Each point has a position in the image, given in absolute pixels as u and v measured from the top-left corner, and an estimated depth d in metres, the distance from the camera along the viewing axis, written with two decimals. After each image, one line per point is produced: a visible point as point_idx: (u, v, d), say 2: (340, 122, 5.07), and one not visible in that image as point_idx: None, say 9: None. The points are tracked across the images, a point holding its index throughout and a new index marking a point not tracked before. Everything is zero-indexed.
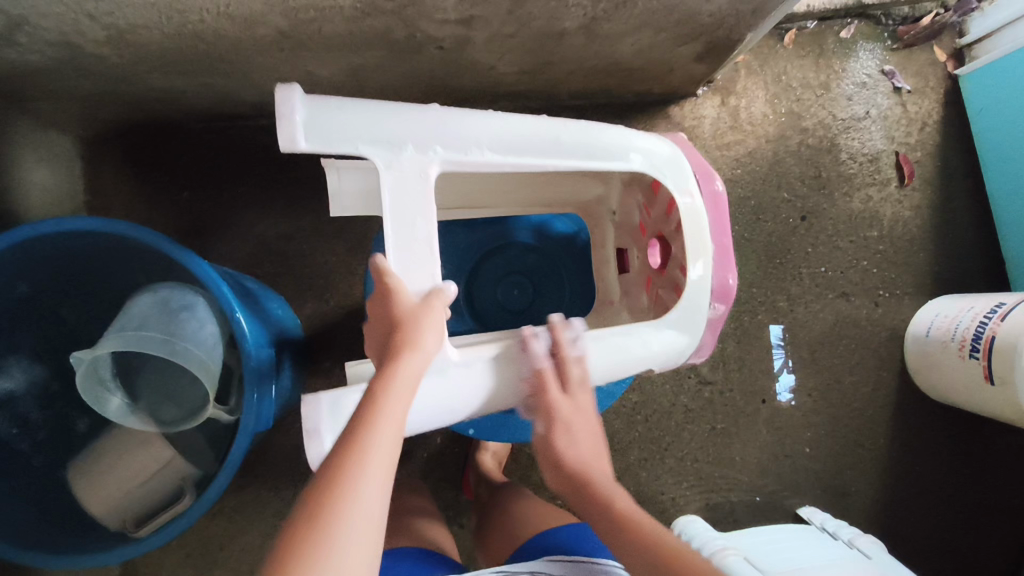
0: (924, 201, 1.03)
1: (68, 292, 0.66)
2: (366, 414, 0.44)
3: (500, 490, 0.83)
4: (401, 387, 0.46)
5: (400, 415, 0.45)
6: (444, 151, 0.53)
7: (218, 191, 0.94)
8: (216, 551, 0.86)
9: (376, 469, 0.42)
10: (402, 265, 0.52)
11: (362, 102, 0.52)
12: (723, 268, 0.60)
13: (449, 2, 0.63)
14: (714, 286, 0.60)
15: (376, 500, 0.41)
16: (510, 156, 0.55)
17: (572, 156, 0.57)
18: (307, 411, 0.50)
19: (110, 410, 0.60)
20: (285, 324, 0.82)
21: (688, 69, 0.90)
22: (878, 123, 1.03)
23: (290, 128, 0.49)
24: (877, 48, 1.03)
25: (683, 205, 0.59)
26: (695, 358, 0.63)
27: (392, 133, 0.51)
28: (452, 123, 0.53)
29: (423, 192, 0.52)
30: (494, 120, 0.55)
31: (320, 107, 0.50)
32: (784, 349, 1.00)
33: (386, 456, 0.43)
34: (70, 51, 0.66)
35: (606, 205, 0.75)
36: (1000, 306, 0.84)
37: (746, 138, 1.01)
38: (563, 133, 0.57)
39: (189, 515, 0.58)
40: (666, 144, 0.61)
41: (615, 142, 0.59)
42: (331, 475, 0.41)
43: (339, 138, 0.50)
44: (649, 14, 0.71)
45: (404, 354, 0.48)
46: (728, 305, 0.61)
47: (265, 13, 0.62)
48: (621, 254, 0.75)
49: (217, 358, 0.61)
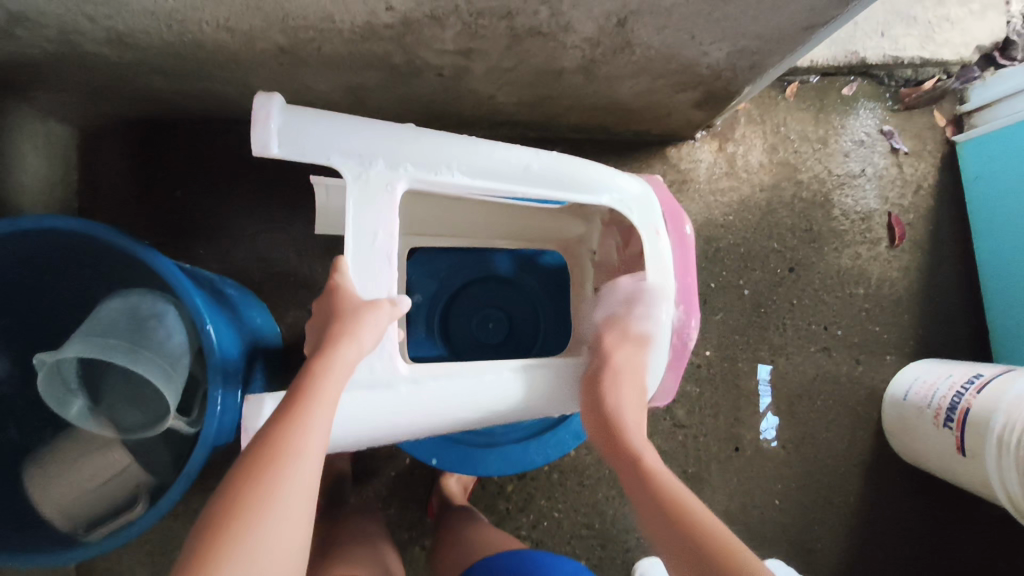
0: (912, 262, 1.03)
1: (46, 284, 0.67)
2: (296, 402, 0.44)
3: (461, 515, 0.83)
4: (335, 378, 0.46)
5: (332, 403, 0.45)
6: (416, 170, 0.53)
7: (210, 194, 0.94)
8: (174, 553, 0.85)
9: (301, 474, 0.41)
10: (360, 276, 0.51)
11: (341, 114, 0.51)
12: (688, 311, 0.60)
13: (448, 34, 0.64)
14: (677, 327, 0.61)
15: (306, 487, 0.41)
16: (483, 182, 0.56)
17: (543, 185, 0.57)
18: (249, 410, 0.51)
19: (71, 414, 0.60)
20: (262, 333, 0.82)
21: (687, 114, 0.90)
22: (873, 181, 1.03)
23: (264, 134, 0.48)
24: (877, 107, 1.04)
25: (651, 245, 0.60)
26: (660, 395, 0.64)
27: (366, 149, 0.51)
28: (426, 144, 0.53)
29: (389, 207, 0.52)
30: (469, 145, 0.55)
31: (298, 118, 0.50)
32: (770, 389, 1.00)
33: (313, 445, 0.43)
34: (70, 48, 0.66)
35: (586, 244, 0.75)
36: (978, 378, 0.83)
37: (741, 185, 1.01)
38: (536, 161, 0.57)
39: (141, 524, 0.57)
40: (639, 182, 0.61)
41: (593, 177, 0.59)
42: (256, 460, 0.41)
43: (312, 150, 0.50)
44: (648, 61, 0.71)
45: (339, 344, 0.47)
46: (689, 342, 0.61)
47: (265, 29, 0.63)
48: (599, 294, 0.74)
49: (179, 367, 0.62)
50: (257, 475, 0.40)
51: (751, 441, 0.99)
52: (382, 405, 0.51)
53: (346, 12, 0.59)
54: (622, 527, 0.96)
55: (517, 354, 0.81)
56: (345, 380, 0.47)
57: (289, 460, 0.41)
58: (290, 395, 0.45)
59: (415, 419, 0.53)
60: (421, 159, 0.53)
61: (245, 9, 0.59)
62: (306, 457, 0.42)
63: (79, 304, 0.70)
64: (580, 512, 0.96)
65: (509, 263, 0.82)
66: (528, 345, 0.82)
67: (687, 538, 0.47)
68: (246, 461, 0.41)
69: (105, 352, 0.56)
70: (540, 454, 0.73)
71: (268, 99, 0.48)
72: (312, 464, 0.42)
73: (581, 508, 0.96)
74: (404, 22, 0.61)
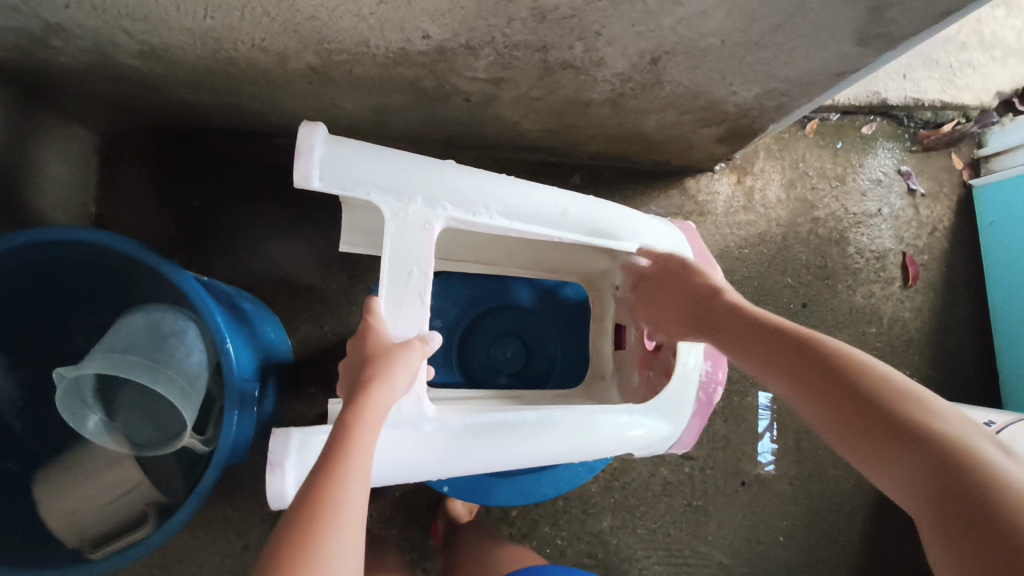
0: (926, 304, 1.03)
1: (61, 290, 0.67)
2: (333, 455, 0.42)
3: (466, 540, 0.82)
4: (369, 426, 0.45)
5: (369, 452, 0.44)
6: (454, 210, 0.54)
7: (228, 204, 0.94)
8: (173, 564, 0.84)
9: (348, 530, 0.39)
10: (391, 313, 0.52)
11: (383, 148, 0.52)
12: (715, 364, 0.65)
13: (481, 63, 0.64)
14: (704, 378, 0.64)
15: (351, 545, 0.39)
16: (520, 225, 0.57)
17: (577, 230, 0.59)
18: (274, 444, 0.50)
19: (88, 430, 0.59)
20: (275, 348, 0.82)
21: (708, 148, 0.90)
22: (889, 222, 1.04)
23: (307, 167, 0.49)
24: (896, 148, 1.05)
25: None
26: (679, 445, 0.66)
27: (405, 183, 0.52)
28: (465, 185, 0.55)
29: (424, 242, 0.53)
30: (509, 188, 0.56)
31: (340, 151, 0.50)
32: (770, 412, 1.00)
33: (356, 497, 0.41)
34: (102, 58, 0.65)
35: (609, 279, 0.76)
36: (990, 425, 0.83)
37: (758, 220, 1.01)
38: (571, 208, 0.59)
39: (148, 544, 0.57)
40: (672, 230, 0.67)
41: (626, 225, 0.62)
42: (299, 524, 0.38)
43: (353, 183, 0.50)
44: (676, 97, 0.71)
45: (372, 387, 0.46)
46: (715, 394, 0.64)
47: (299, 51, 0.63)
48: (619, 330, 0.76)
49: (197, 387, 0.62)
50: (303, 539, 0.37)
51: (759, 475, 0.99)
52: (407, 444, 0.52)
53: (383, 38, 0.59)
54: (624, 558, 0.96)
55: (534, 385, 0.82)
56: (380, 424, 0.46)
57: (334, 518, 0.39)
58: (325, 448, 0.43)
59: (437, 457, 0.53)
60: (459, 198, 0.54)
61: (281, 31, 0.58)
62: (349, 511, 0.40)
63: (98, 314, 0.70)
64: (583, 540, 0.95)
65: (529, 292, 0.83)
66: (543, 377, 0.82)
67: (793, 355, 0.49)
68: (293, 521, 0.38)
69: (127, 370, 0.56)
70: (556, 485, 0.73)
71: (312, 130, 0.49)
72: (356, 519, 0.40)
73: (584, 536, 0.95)
74: (438, 50, 0.61)
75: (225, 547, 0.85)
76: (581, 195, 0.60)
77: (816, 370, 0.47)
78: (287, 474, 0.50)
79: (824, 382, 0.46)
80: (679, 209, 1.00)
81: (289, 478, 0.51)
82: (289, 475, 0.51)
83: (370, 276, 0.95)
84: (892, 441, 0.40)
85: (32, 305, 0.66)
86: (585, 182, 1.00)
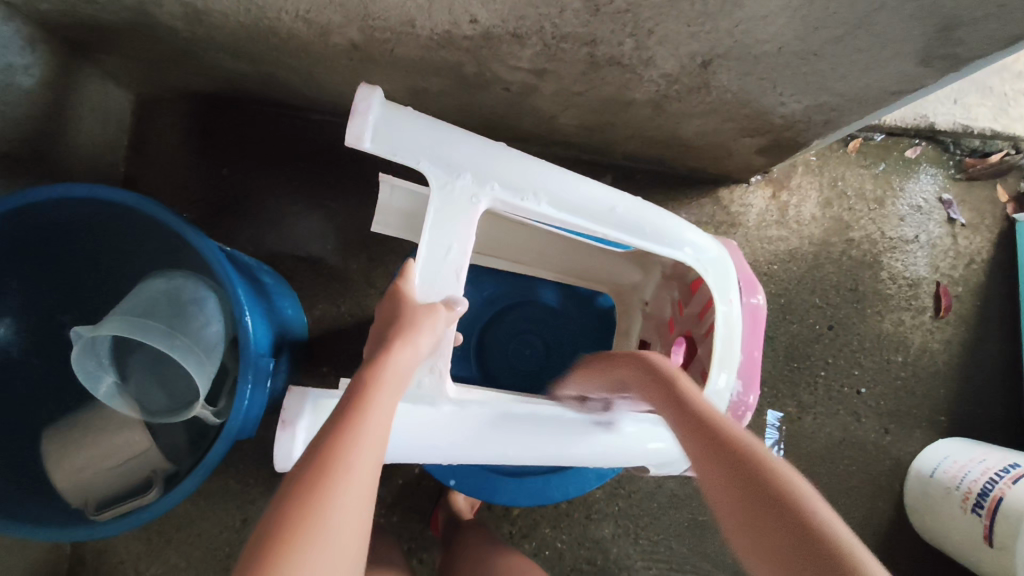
0: (955, 337, 1.00)
1: (79, 241, 0.66)
2: (352, 408, 0.42)
3: (467, 535, 0.81)
4: (387, 388, 0.44)
5: (387, 411, 0.43)
6: (502, 191, 0.53)
7: (255, 175, 0.93)
8: (171, 531, 0.84)
9: (355, 491, 0.37)
10: (424, 283, 0.52)
11: (437, 120, 0.51)
12: (748, 385, 0.61)
13: (526, 53, 0.62)
14: (735, 399, 0.61)
15: (363, 496, 0.38)
16: (567, 216, 0.55)
17: (619, 229, 0.57)
18: (290, 401, 0.50)
19: (100, 393, 0.59)
20: (291, 324, 0.81)
21: (747, 159, 0.88)
22: (925, 249, 1.01)
23: (360, 127, 0.48)
24: (939, 174, 1.02)
25: (724, 312, 0.60)
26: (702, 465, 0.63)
27: (454, 158, 0.51)
28: (515, 167, 0.53)
29: (467, 220, 0.52)
30: (559, 176, 0.55)
31: (395, 115, 0.49)
32: (777, 432, 0.96)
33: (367, 458, 0.39)
34: (143, 18, 0.65)
35: (641, 294, 0.76)
36: (1015, 467, 0.80)
37: (790, 236, 0.99)
38: (618, 205, 0.57)
39: (154, 509, 0.56)
40: (718, 246, 0.62)
41: (671, 232, 0.59)
42: (313, 467, 0.37)
43: (404, 152, 0.50)
44: (721, 103, 0.69)
45: (394, 349, 0.46)
46: (743, 418, 0.62)
47: (342, 25, 0.61)
48: (643, 346, 0.75)
49: (213, 358, 0.62)
50: (310, 489, 0.36)
51: None
52: (421, 421, 0.51)
53: (428, 19, 0.57)
54: (623, 566, 0.94)
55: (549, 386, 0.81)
56: (400, 386, 0.46)
57: (342, 477, 0.38)
58: (345, 403, 0.42)
59: (453, 441, 0.53)
60: (508, 182, 0.53)
61: (327, 4, 0.57)
62: (357, 471, 0.38)
63: (118, 270, 0.70)
64: (583, 545, 0.94)
65: (556, 293, 0.82)
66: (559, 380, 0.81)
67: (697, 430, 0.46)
68: (304, 473, 0.37)
69: (143, 332, 0.55)
70: (562, 492, 0.71)
71: (370, 92, 0.48)
72: (367, 476, 0.39)
73: (584, 542, 0.94)
74: (484, 35, 0.59)
75: (224, 518, 0.85)
76: (627, 193, 0.58)
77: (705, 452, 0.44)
78: (297, 434, 0.50)
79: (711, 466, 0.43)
80: (709, 219, 0.98)
81: (296, 441, 0.50)
82: (298, 437, 0.50)
83: (391, 260, 0.93)
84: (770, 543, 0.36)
85: (47, 256, 0.65)
86: (617, 183, 0.98)
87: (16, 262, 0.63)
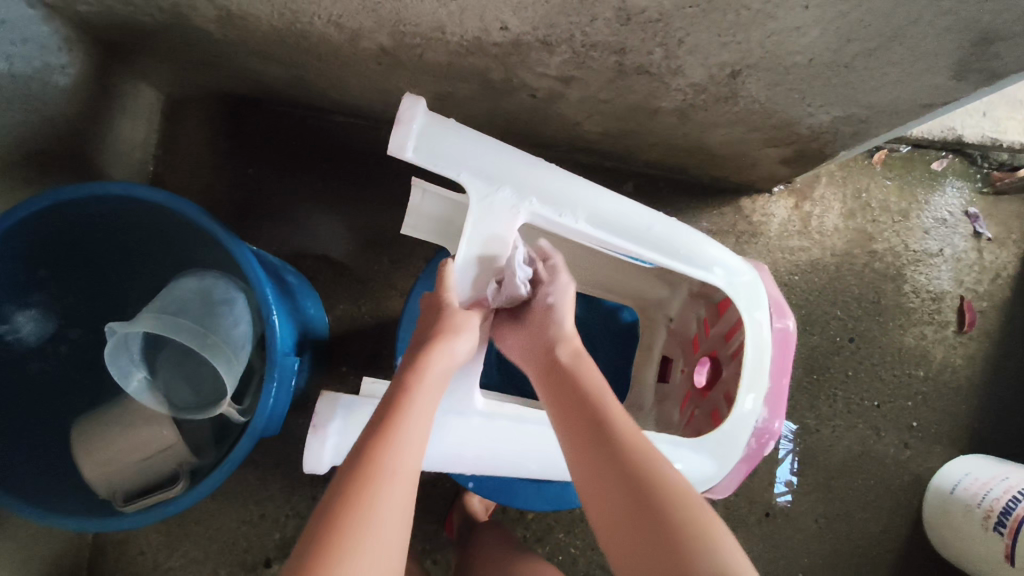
0: (979, 352, 0.99)
1: (110, 236, 0.68)
2: (390, 413, 0.44)
3: (481, 538, 0.82)
4: (422, 397, 0.46)
5: (423, 416, 0.46)
6: (540, 208, 0.54)
7: (280, 175, 0.94)
8: (189, 524, 0.86)
9: (397, 490, 0.41)
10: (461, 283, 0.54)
11: (479, 133, 0.53)
12: (774, 412, 0.61)
13: (554, 61, 0.62)
14: (759, 426, 0.61)
15: (404, 501, 0.41)
16: (602, 233, 0.56)
17: (652, 247, 0.58)
18: (319, 407, 0.51)
19: (131, 388, 0.60)
20: (314, 324, 0.82)
21: (771, 169, 0.88)
22: (949, 263, 1.00)
23: (404, 137, 0.49)
24: (966, 187, 1.01)
25: (754, 336, 0.60)
26: (721, 489, 0.62)
27: (494, 171, 0.52)
28: (551, 183, 0.54)
29: (505, 230, 0.53)
30: (596, 193, 0.56)
31: (439, 127, 0.51)
32: (791, 443, 0.95)
33: (405, 462, 0.42)
34: (178, 20, 0.66)
35: (664, 310, 0.77)
36: None
37: (812, 246, 0.98)
38: (653, 224, 0.58)
39: (177, 503, 0.57)
40: (749, 269, 0.62)
41: (702, 253, 0.60)
42: (356, 471, 0.40)
43: (446, 162, 0.51)
44: (747, 113, 0.69)
45: (432, 357, 0.49)
46: (767, 445, 0.61)
47: (372, 30, 0.62)
48: (665, 362, 0.77)
49: (242, 357, 0.63)
50: (353, 491, 0.39)
51: (779, 506, 0.94)
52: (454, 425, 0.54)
53: (459, 26, 0.58)
54: None
55: None
56: (436, 394, 0.48)
57: (383, 481, 0.40)
58: (385, 410, 0.45)
59: (482, 449, 0.55)
60: (546, 197, 0.54)
61: (359, 9, 0.58)
62: (397, 474, 0.41)
63: (147, 264, 0.72)
64: (596, 551, 0.94)
65: (579, 302, 0.81)
66: None
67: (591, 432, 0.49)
68: (348, 477, 0.40)
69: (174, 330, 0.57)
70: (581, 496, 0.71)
71: (415, 102, 0.50)
72: (404, 482, 0.41)
73: (598, 547, 0.94)
74: (513, 43, 0.60)
75: (242, 513, 0.86)
76: (660, 211, 0.59)
77: (604, 456, 0.47)
78: (326, 438, 0.51)
79: (601, 457, 0.47)
80: (730, 228, 0.98)
81: (328, 444, 0.51)
82: (328, 441, 0.51)
83: (412, 262, 0.94)
84: (664, 559, 0.41)
85: (80, 248, 0.67)
86: (638, 191, 0.98)
87: (51, 255, 0.64)
